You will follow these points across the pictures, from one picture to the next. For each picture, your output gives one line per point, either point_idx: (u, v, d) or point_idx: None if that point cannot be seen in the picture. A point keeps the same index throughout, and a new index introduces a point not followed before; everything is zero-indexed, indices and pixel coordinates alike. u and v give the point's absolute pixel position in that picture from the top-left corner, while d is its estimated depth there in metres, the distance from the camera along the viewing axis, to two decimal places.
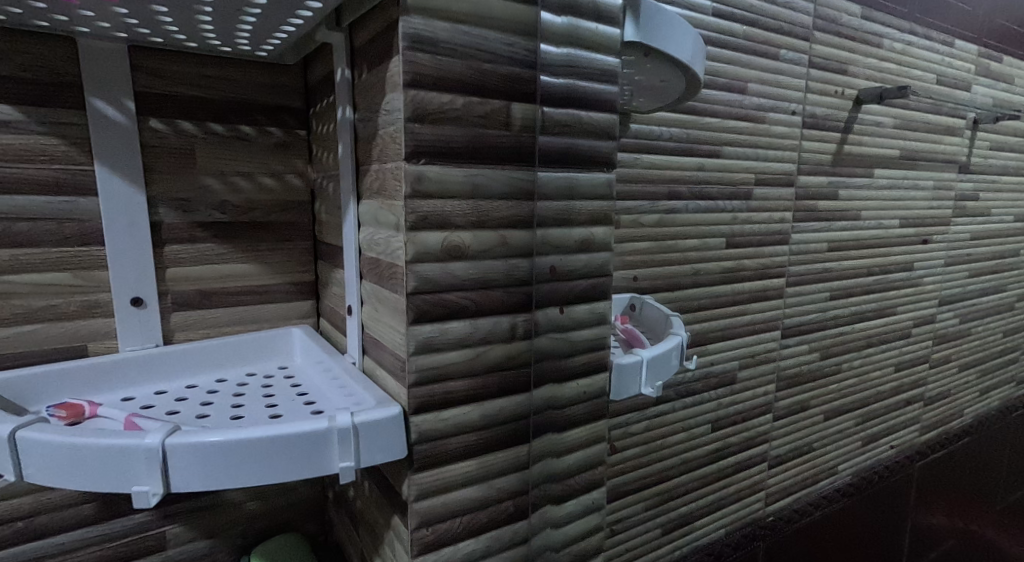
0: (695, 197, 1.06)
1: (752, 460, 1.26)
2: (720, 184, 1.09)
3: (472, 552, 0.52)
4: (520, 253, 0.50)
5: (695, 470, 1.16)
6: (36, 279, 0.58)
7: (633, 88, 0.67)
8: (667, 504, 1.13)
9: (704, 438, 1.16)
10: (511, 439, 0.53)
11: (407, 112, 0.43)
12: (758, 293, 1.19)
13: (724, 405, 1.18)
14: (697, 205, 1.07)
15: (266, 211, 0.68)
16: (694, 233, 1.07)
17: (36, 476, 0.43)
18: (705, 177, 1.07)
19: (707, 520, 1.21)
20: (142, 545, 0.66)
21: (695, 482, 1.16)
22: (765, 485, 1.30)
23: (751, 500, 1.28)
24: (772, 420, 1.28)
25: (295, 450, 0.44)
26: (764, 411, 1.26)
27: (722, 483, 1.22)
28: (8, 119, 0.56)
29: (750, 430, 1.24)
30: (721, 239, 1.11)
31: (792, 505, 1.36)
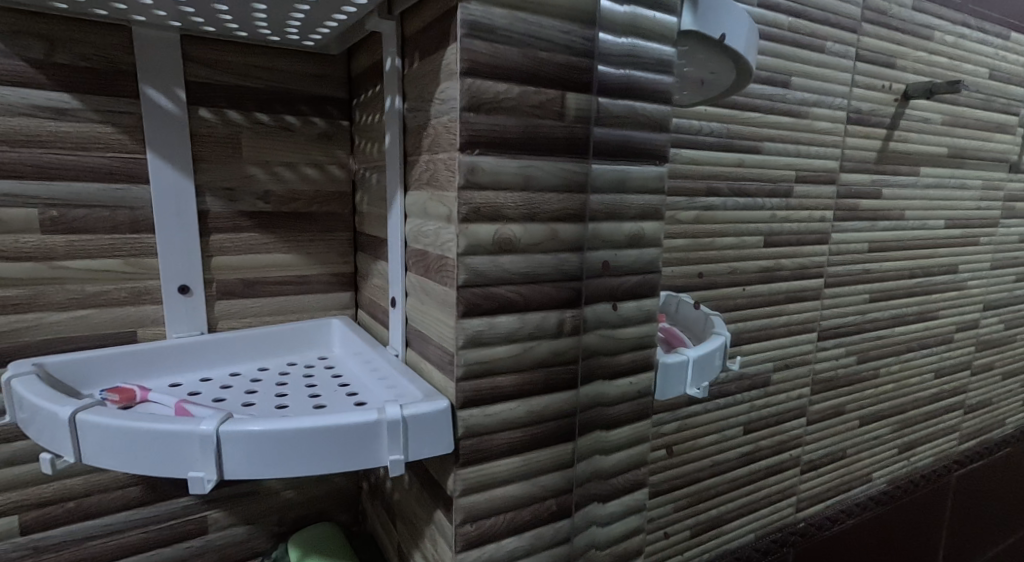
0: (734, 193, 1.04)
1: (784, 464, 1.23)
2: (759, 181, 1.06)
3: (514, 550, 0.52)
4: (570, 247, 0.49)
5: (726, 472, 1.14)
6: (88, 265, 0.59)
7: (681, 82, 0.65)
8: (697, 505, 1.10)
9: (736, 440, 1.13)
10: (557, 437, 0.52)
11: (463, 101, 0.43)
12: (795, 293, 1.16)
13: (758, 407, 1.15)
14: (736, 202, 1.04)
15: (309, 201, 0.68)
16: (733, 231, 1.05)
17: (94, 458, 0.44)
18: (744, 173, 1.04)
19: (738, 523, 1.18)
20: (184, 529, 0.67)
21: (726, 484, 1.14)
22: (797, 490, 1.27)
23: (783, 505, 1.25)
24: (806, 424, 1.25)
25: (344, 441, 0.44)
26: (797, 414, 1.23)
27: (753, 486, 1.19)
28: (65, 107, 0.56)
29: (783, 433, 1.21)
30: (759, 238, 1.08)
31: (825, 512, 1.31)
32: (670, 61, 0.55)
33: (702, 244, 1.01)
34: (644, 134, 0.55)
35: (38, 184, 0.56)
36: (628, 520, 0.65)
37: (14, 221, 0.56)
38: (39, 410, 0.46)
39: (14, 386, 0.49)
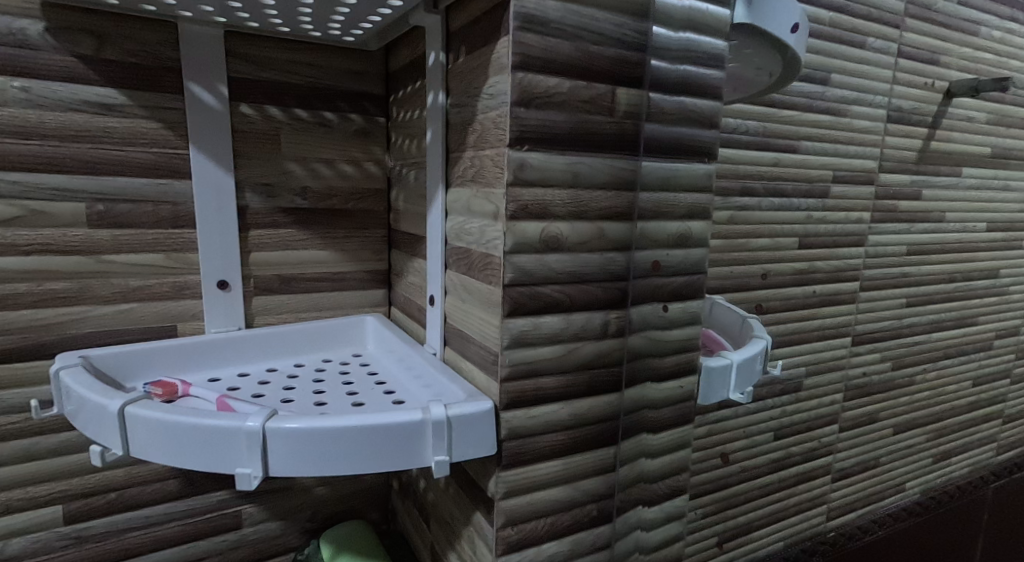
0: (769, 193, 1.01)
1: (815, 472, 1.20)
2: (794, 181, 1.03)
3: (554, 555, 0.50)
4: (616, 246, 0.48)
5: (755, 479, 1.11)
6: (131, 260, 0.59)
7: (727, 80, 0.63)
8: (725, 512, 1.07)
9: (766, 446, 1.10)
10: (599, 440, 0.51)
11: (514, 95, 0.41)
12: (830, 296, 1.13)
13: (788, 413, 1.12)
14: (771, 202, 1.01)
15: (345, 198, 0.68)
16: (766, 231, 1.02)
17: (141, 451, 0.44)
18: (780, 173, 1.01)
19: (767, 531, 1.14)
20: (220, 522, 0.67)
21: (755, 492, 1.10)
22: (828, 499, 1.23)
23: (813, 514, 1.21)
24: (838, 431, 1.22)
25: (389, 440, 0.43)
26: (830, 421, 1.19)
27: (783, 493, 1.15)
28: (112, 102, 0.57)
29: (814, 440, 1.18)
30: (794, 239, 1.05)
31: (854, 522, 1.27)
32: (721, 55, 0.52)
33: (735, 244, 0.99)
34: (693, 130, 0.53)
35: (85, 179, 0.57)
36: (664, 528, 0.63)
37: (62, 215, 0.56)
38: (87, 402, 0.46)
39: (63, 377, 0.50)
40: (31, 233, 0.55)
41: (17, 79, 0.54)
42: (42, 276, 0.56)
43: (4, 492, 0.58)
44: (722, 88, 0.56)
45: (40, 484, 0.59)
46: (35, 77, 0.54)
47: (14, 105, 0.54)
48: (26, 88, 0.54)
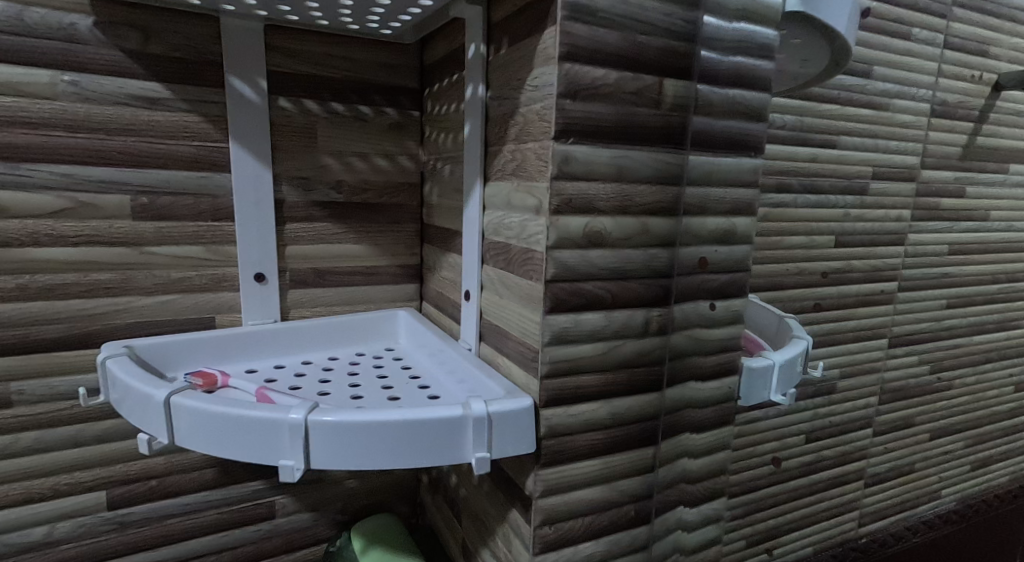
0: (806, 190, 0.97)
1: (847, 476, 1.15)
2: (832, 177, 0.99)
3: (592, 555, 0.50)
4: (660, 242, 0.47)
5: (784, 483, 1.06)
6: (172, 252, 0.60)
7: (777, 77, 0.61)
8: (755, 514, 1.02)
9: (797, 449, 1.06)
10: (638, 440, 0.49)
11: (560, 87, 0.41)
12: (865, 297, 1.09)
13: (820, 416, 1.08)
14: (807, 199, 0.97)
15: (378, 192, 0.68)
16: (801, 229, 0.97)
17: (185, 440, 0.44)
18: (818, 169, 0.97)
19: (795, 536, 1.09)
20: (255, 512, 0.68)
21: (785, 494, 1.06)
22: (861, 504, 1.18)
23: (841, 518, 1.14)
24: (872, 435, 1.17)
25: (429, 435, 0.43)
26: (863, 424, 1.15)
27: (815, 498, 1.11)
28: (157, 96, 0.57)
29: (846, 444, 1.14)
30: (830, 237, 1.01)
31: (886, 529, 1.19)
32: (772, 45, 0.51)
33: (773, 243, 0.92)
34: (740, 123, 0.52)
35: (129, 171, 0.57)
36: (700, 531, 0.62)
37: (107, 206, 0.57)
38: (133, 391, 0.47)
39: (109, 365, 0.51)
40: (78, 224, 0.56)
41: (66, 73, 0.54)
42: (86, 267, 0.57)
43: (50, 478, 0.59)
44: (771, 80, 0.55)
45: (84, 470, 0.60)
46: (84, 71, 0.55)
47: (63, 98, 0.54)
48: (74, 81, 0.55)
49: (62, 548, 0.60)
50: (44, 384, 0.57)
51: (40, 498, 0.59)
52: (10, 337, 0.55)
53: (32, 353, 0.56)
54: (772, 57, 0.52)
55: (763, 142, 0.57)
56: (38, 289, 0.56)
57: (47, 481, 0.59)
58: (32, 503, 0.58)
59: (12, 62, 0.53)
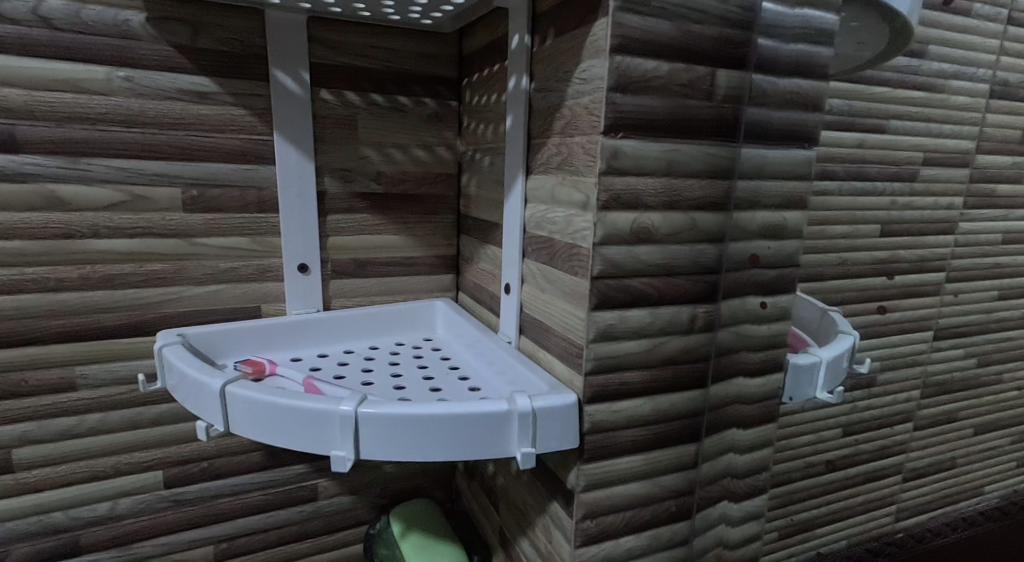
0: (851, 176, 0.93)
1: (885, 470, 1.11)
2: (880, 163, 0.96)
3: (632, 549, 0.50)
4: (709, 238, 0.46)
5: (819, 476, 1.03)
6: (220, 243, 0.61)
7: (839, 60, 0.60)
8: (788, 507, 0.99)
9: (834, 442, 1.03)
10: (680, 436, 0.49)
11: (611, 80, 0.40)
12: (911, 287, 1.06)
13: (859, 409, 1.04)
14: (853, 187, 0.94)
15: (417, 183, 0.69)
16: (845, 217, 0.94)
17: (240, 427, 0.46)
18: (866, 154, 0.94)
19: (828, 530, 1.06)
20: (298, 494, 0.70)
21: (820, 488, 1.03)
22: (897, 499, 1.13)
23: (879, 514, 1.11)
24: (912, 429, 1.14)
25: (475, 429, 0.44)
26: (904, 418, 1.12)
27: (851, 492, 1.08)
28: (206, 91, 0.59)
29: (886, 438, 1.10)
30: (876, 226, 0.98)
31: (925, 525, 1.15)
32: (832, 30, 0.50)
33: (818, 230, 0.89)
34: (795, 113, 0.50)
35: (179, 164, 0.59)
36: (740, 528, 0.61)
37: (158, 198, 0.59)
38: (189, 380, 0.49)
39: (165, 353, 0.52)
40: (134, 216, 0.58)
41: (121, 69, 0.56)
42: (141, 257, 0.59)
43: (107, 459, 0.61)
44: (829, 66, 0.53)
45: (140, 451, 0.62)
46: (137, 67, 0.56)
47: (118, 93, 0.56)
48: (129, 77, 0.56)
49: (118, 526, 0.63)
50: (105, 369, 0.59)
51: (98, 478, 0.61)
52: (71, 324, 0.57)
53: (92, 339, 0.58)
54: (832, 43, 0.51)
55: (818, 132, 0.55)
56: (98, 279, 0.58)
57: (105, 462, 0.61)
58: (92, 483, 0.61)
59: (70, 59, 0.54)
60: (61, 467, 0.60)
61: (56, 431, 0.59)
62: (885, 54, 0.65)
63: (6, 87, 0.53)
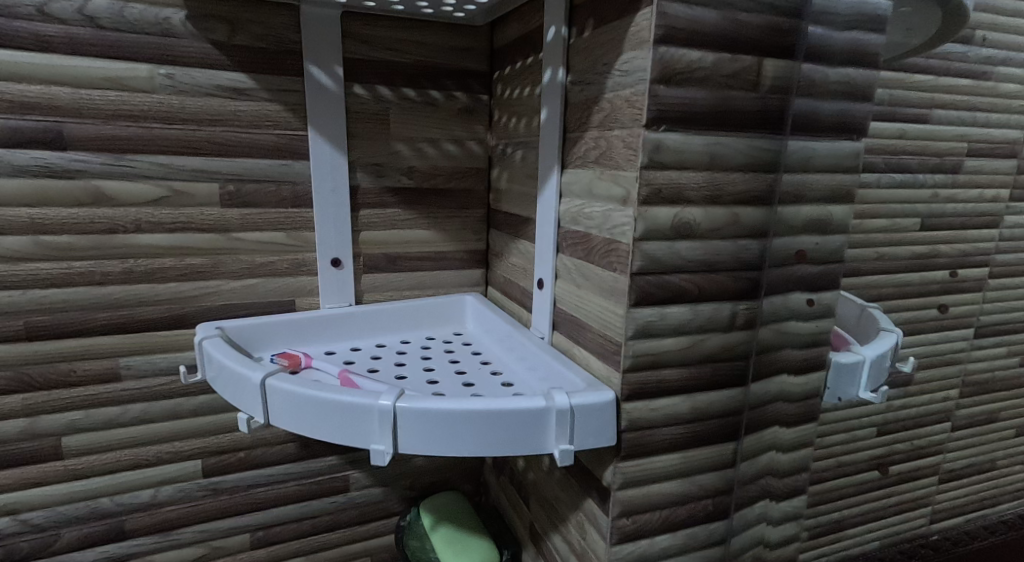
0: (891, 168, 0.90)
1: (922, 471, 1.08)
2: (921, 154, 0.93)
3: (667, 547, 0.49)
4: (751, 233, 0.45)
5: (853, 475, 1.01)
6: (256, 237, 0.62)
7: (891, 46, 0.58)
8: (820, 507, 0.97)
9: (869, 441, 1.00)
10: (718, 435, 0.48)
11: (654, 71, 0.40)
12: (954, 283, 1.02)
13: (895, 408, 1.01)
14: (893, 179, 0.90)
15: (448, 177, 0.69)
16: (883, 211, 0.90)
17: (280, 420, 0.46)
18: (907, 145, 0.91)
19: (862, 530, 1.03)
20: (331, 485, 0.70)
21: (854, 487, 1.01)
22: (934, 500, 1.10)
23: (915, 515, 1.08)
24: (951, 429, 1.11)
25: (512, 425, 0.43)
26: (943, 418, 1.09)
27: (886, 492, 1.05)
28: (243, 87, 0.59)
29: (924, 438, 1.07)
30: (916, 220, 0.95)
31: (963, 528, 1.11)
32: (882, 16, 0.49)
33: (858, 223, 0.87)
34: (844, 104, 0.49)
35: (217, 159, 0.59)
36: (777, 529, 0.60)
37: (197, 193, 0.59)
38: (229, 371, 0.49)
39: (205, 345, 0.53)
40: (173, 211, 0.59)
41: (162, 66, 0.56)
42: (180, 251, 0.60)
43: (148, 447, 0.62)
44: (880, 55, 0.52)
45: (180, 441, 0.63)
46: (178, 64, 0.57)
47: (159, 91, 0.57)
48: (170, 75, 0.57)
49: (158, 514, 0.64)
50: (147, 360, 0.60)
51: (139, 467, 0.62)
52: (116, 316, 0.59)
53: (135, 332, 0.60)
54: (882, 31, 0.49)
55: (867, 123, 0.54)
56: (141, 272, 0.59)
57: (147, 450, 0.62)
58: (135, 471, 0.62)
59: (113, 58, 0.55)
60: (104, 455, 0.61)
61: (101, 421, 0.60)
62: (938, 37, 0.63)
63: (54, 85, 0.54)
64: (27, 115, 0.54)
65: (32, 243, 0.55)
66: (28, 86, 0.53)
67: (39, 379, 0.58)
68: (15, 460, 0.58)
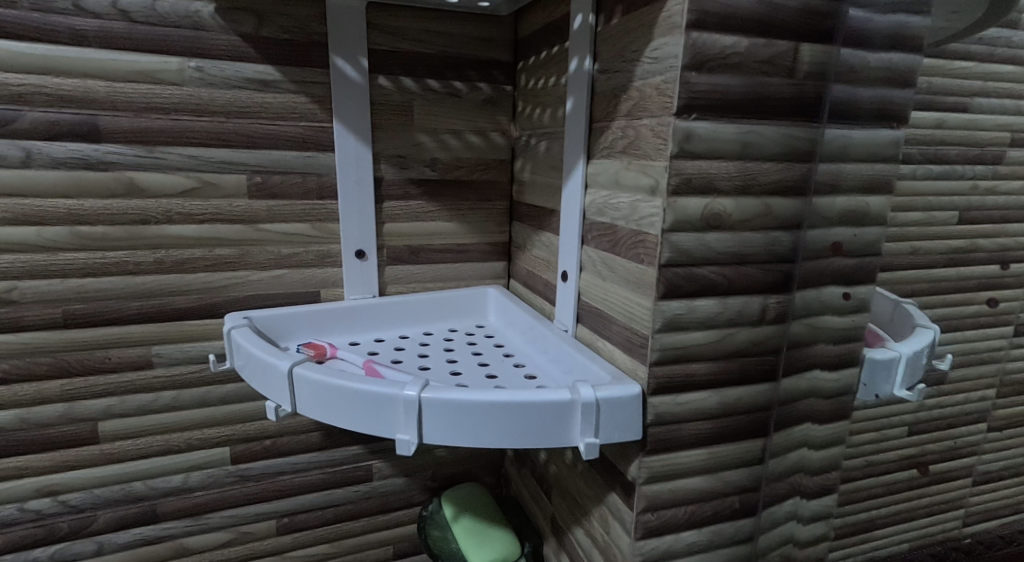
0: (929, 159, 0.87)
1: (955, 472, 1.05)
2: (960, 145, 0.90)
3: (693, 544, 0.48)
4: (783, 224, 0.44)
5: (882, 474, 0.98)
6: (282, 229, 0.62)
7: (937, 30, 0.56)
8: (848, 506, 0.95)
9: (900, 440, 0.98)
10: (746, 431, 0.47)
11: (686, 58, 0.39)
12: (993, 279, 0.99)
13: (927, 407, 0.99)
14: (929, 170, 0.87)
15: (471, 169, 0.68)
16: (919, 204, 0.87)
17: (307, 408, 0.47)
18: (946, 135, 0.88)
19: (891, 531, 1.01)
20: (354, 474, 0.71)
21: (884, 487, 0.99)
22: (967, 503, 1.07)
23: (947, 517, 1.06)
24: (986, 430, 1.08)
25: (537, 418, 0.43)
26: (977, 418, 1.06)
27: (917, 493, 1.02)
28: (269, 79, 0.59)
29: (957, 438, 1.04)
30: (954, 213, 0.93)
31: (996, 531, 1.08)
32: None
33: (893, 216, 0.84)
34: (884, 92, 0.47)
35: (245, 151, 0.60)
36: (805, 528, 0.59)
37: (225, 184, 0.60)
38: (257, 360, 0.49)
39: (233, 335, 0.53)
40: (203, 203, 0.59)
41: (192, 59, 0.57)
42: (208, 242, 0.60)
43: (177, 435, 0.63)
44: (924, 38, 0.50)
45: (209, 429, 0.64)
46: (207, 57, 0.57)
47: (190, 84, 0.57)
48: (200, 67, 0.57)
49: (187, 501, 0.65)
50: (177, 349, 0.61)
51: (168, 455, 0.63)
52: (148, 306, 0.59)
53: (165, 321, 0.60)
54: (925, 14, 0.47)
55: (908, 111, 0.52)
56: (171, 262, 0.59)
57: (178, 436, 0.63)
58: (165, 457, 0.63)
59: (145, 51, 0.56)
60: (135, 442, 0.62)
61: (134, 407, 0.61)
62: (984, 20, 0.60)
63: (89, 79, 0.55)
64: (63, 108, 0.54)
65: (69, 234, 0.56)
66: (65, 79, 0.54)
67: (75, 366, 0.59)
68: (53, 444, 0.60)
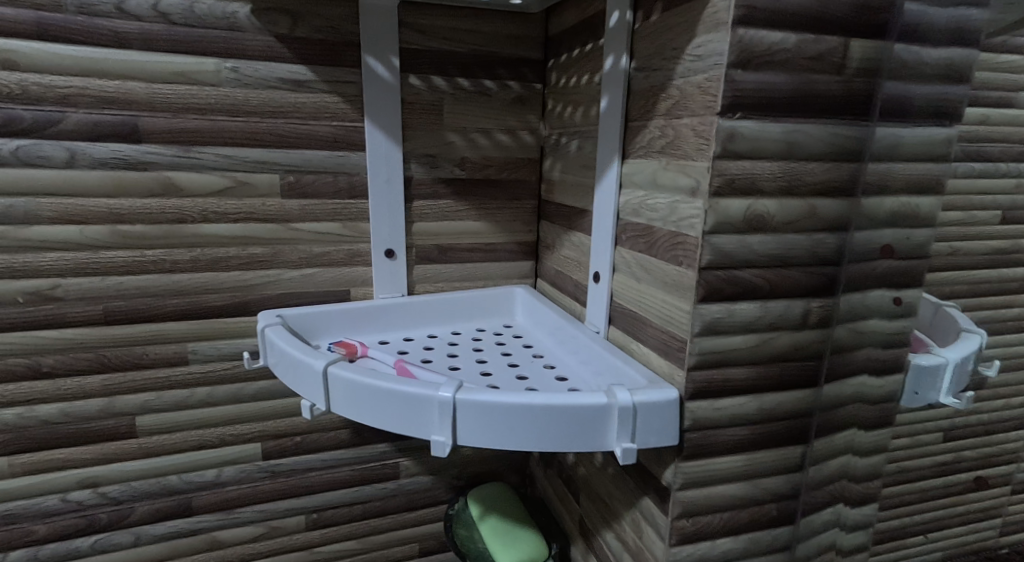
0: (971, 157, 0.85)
1: (992, 480, 1.02)
2: (1004, 142, 0.87)
3: (729, 551, 0.47)
4: (828, 226, 0.43)
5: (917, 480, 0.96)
6: (313, 228, 0.63)
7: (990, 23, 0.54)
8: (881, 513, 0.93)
9: (936, 446, 0.95)
10: (785, 437, 0.46)
11: (731, 56, 0.38)
12: None
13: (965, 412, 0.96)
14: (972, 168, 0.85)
15: (500, 168, 0.68)
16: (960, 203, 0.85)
17: (341, 408, 0.47)
18: (989, 133, 0.85)
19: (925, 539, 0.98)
20: (382, 472, 0.71)
21: (919, 494, 0.96)
22: (1005, 512, 1.04)
23: (983, 526, 1.03)
24: None
25: (572, 421, 0.42)
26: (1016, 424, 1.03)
27: (953, 501, 0.99)
28: (303, 78, 0.59)
29: (996, 445, 1.01)
30: (996, 212, 0.90)
31: None
32: None
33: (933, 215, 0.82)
34: (935, 88, 0.45)
35: (278, 150, 0.60)
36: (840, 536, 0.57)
37: (258, 183, 0.60)
38: (291, 359, 0.50)
39: (267, 333, 0.54)
40: (238, 202, 0.60)
41: (228, 60, 0.57)
42: (242, 240, 0.61)
43: (211, 431, 0.64)
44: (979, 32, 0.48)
45: (241, 425, 0.65)
46: (242, 57, 0.58)
47: (226, 84, 0.58)
48: (235, 68, 0.58)
49: (218, 496, 0.66)
50: (211, 346, 0.62)
51: (201, 451, 0.64)
52: (183, 303, 0.60)
53: (200, 318, 0.61)
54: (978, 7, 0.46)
55: (961, 109, 0.50)
56: (206, 261, 0.60)
57: (212, 432, 0.64)
58: (200, 452, 0.64)
59: (184, 52, 0.56)
60: (170, 437, 0.63)
61: (169, 402, 0.62)
62: None
63: (130, 80, 0.55)
64: (105, 109, 0.55)
65: (109, 232, 0.57)
66: (107, 81, 0.55)
67: (114, 361, 0.60)
68: (92, 438, 0.61)
